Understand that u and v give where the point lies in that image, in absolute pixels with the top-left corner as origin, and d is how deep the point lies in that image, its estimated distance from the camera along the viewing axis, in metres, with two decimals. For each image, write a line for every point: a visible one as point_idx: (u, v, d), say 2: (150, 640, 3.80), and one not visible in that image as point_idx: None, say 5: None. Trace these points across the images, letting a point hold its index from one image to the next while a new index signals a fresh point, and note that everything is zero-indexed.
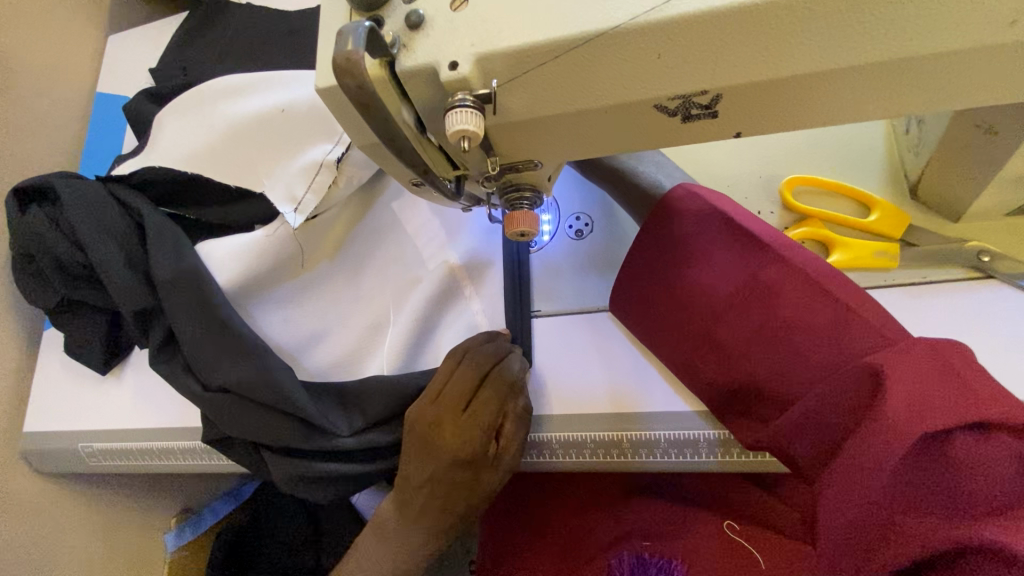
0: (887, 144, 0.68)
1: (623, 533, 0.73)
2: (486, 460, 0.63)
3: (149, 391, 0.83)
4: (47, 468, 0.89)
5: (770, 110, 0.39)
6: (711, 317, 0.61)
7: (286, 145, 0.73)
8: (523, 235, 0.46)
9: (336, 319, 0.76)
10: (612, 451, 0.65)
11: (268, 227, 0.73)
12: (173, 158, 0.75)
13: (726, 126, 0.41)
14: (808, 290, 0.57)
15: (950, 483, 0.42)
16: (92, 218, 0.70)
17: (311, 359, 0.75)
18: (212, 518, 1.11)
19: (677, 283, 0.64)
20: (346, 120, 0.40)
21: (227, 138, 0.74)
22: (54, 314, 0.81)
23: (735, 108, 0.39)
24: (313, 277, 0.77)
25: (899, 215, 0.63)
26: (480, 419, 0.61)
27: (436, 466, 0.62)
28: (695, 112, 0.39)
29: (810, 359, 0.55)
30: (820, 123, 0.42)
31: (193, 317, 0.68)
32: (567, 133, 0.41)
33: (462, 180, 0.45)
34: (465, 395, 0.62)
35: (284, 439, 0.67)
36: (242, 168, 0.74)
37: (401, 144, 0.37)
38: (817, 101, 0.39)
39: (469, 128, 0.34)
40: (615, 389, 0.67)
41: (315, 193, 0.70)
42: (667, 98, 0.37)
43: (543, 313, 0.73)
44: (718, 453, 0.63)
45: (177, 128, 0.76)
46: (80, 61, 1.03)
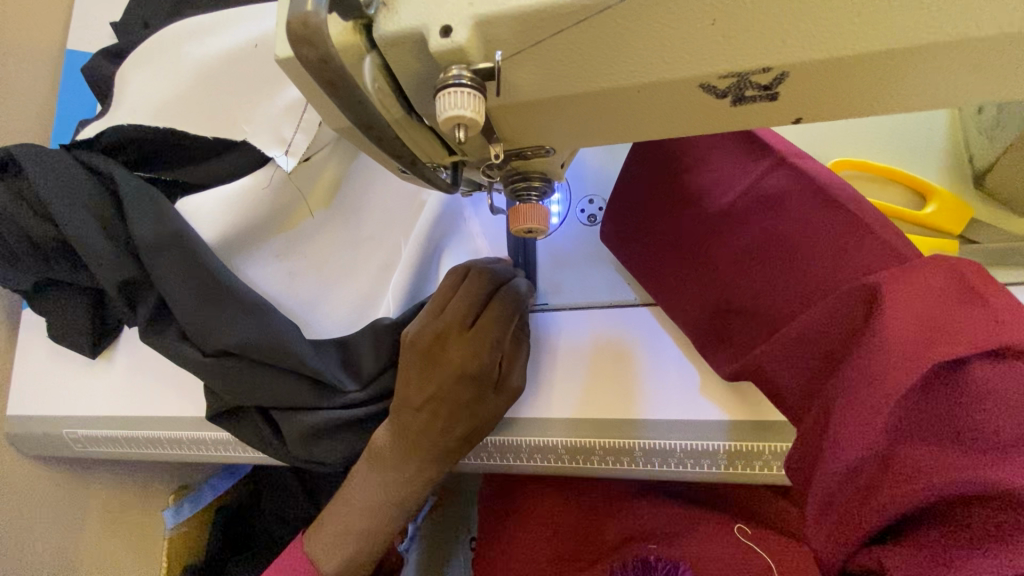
0: (949, 122, 0.61)
1: (629, 534, 0.69)
2: (492, 380, 0.58)
3: (127, 381, 0.77)
4: (31, 450, 0.86)
5: (846, 90, 0.32)
6: (705, 228, 0.58)
7: (260, 87, 0.65)
8: (530, 232, 0.40)
9: (340, 268, 0.72)
10: (622, 458, 0.59)
11: (256, 174, 0.64)
12: (142, 115, 0.67)
13: (788, 110, 0.34)
14: (810, 200, 0.54)
15: (954, 415, 0.39)
16: (60, 185, 0.62)
17: (317, 310, 0.70)
18: (211, 495, 1.09)
19: (676, 191, 0.61)
20: (317, 96, 0.34)
21: (198, 84, 0.65)
22: (32, 296, 0.73)
23: (802, 87, 0.31)
24: (306, 228, 0.70)
25: (961, 207, 0.57)
26: (489, 334, 0.56)
27: (439, 383, 0.56)
28: (749, 94, 0.32)
29: (805, 273, 0.52)
30: (902, 107, 0.34)
31: (181, 280, 0.60)
32: (586, 115, 0.34)
33: (459, 167, 0.39)
34: (469, 311, 0.57)
35: (298, 400, 0.64)
36: (216, 116, 0.66)
37: (380, 132, 0.34)
38: (905, 84, 0.32)
39: (466, 114, 0.28)
40: (626, 359, 0.62)
41: (304, 133, 0.63)
42: (717, 77, 0.30)
43: (552, 306, 0.67)
44: (719, 465, 0.57)
45: (143, 81, 0.68)
46: (48, 14, 0.93)
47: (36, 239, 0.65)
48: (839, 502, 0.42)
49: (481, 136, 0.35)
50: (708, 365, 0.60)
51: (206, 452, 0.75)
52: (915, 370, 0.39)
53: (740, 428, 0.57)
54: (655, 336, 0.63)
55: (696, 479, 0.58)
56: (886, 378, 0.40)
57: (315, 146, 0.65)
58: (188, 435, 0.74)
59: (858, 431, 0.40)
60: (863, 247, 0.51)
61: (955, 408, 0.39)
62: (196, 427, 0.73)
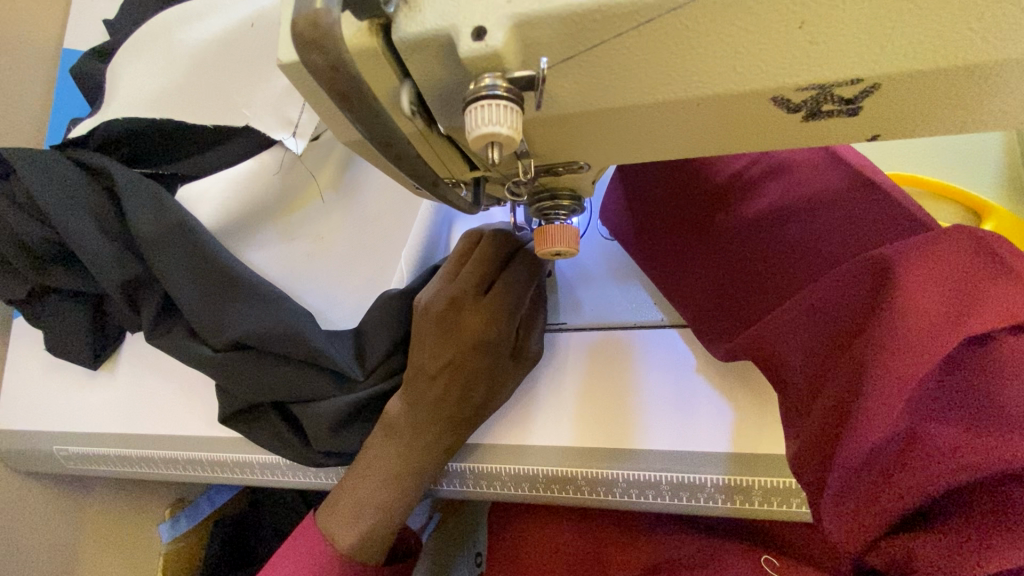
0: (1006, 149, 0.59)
1: (649, 565, 0.65)
2: (508, 348, 0.55)
3: (118, 397, 0.72)
4: (21, 466, 0.81)
5: (935, 104, 0.28)
6: (712, 201, 0.56)
7: (261, 65, 0.61)
8: (558, 255, 0.36)
9: (354, 245, 0.66)
10: (648, 492, 0.53)
11: (261, 158, 0.62)
12: (135, 107, 0.62)
13: (863, 126, 0.30)
14: (829, 169, 0.52)
15: (979, 394, 0.35)
16: (56, 184, 0.60)
17: (327, 294, 0.64)
18: (209, 507, 1.06)
19: (685, 164, 0.59)
20: (326, 105, 0.30)
21: (194, 72, 0.61)
22: (26, 308, 0.69)
23: (888, 100, 0.28)
24: (311, 211, 0.66)
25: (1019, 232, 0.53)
26: (504, 299, 0.54)
27: (455, 352, 0.53)
28: (827, 109, 0.28)
29: (817, 246, 0.49)
30: (988, 120, 0.31)
31: (185, 271, 0.57)
32: (628, 130, 0.30)
33: (480, 183, 0.36)
34: (486, 278, 0.54)
35: (314, 390, 0.58)
36: (211, 100, 0.61)
37: (401, 149, 0.29)
38: (1004, 97, 0.28)
39: (503, 132, 0.24)
40: (638, 380, 0.57)
41: (310, 113, 0.60)
42: (795, 88, 0.26)
43: (570, 326, 0.62)
44: (721, 500, 0.51)
45: (135, 71, 0.64)
46: (46, 10, 0.90)
47: (30, 243, 0.62)
48: (853, 494, 0.38)
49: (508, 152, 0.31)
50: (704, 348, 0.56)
51: (199, 474, 0.69)
52: (937, 345, 0.35)
53: (775, 462, 0.51)
54: (674, 358, 0.57)
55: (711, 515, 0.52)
56: (902, 351, 0.36)
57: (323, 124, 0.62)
58: (183, 454, 0.68)
59: (874, 414, 0.36)
60: (879, 214, 0.48)
61: (979, 386, 0.35)
62: (192, 446, 0.68)
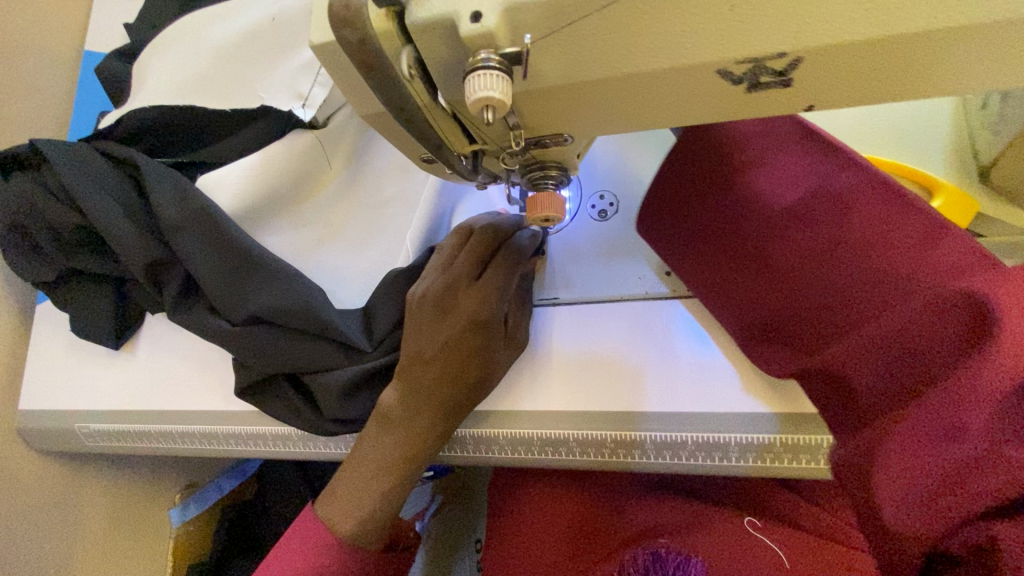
0: None
1: (638, 531, 0.67)
2: (501, 329, 0.58)
3: (138, 376, 0.77)
4: (44, 446, 0.85)
5: (857, 77, 0.33)
6: (767, 226, 0.53)
7: (277, 52, 0.70)
8: (547, 221, 0.41)
9: (362, 231, 0.71)
10: (633, 451, 0.56)
11: (266, 151, 0.66)
12: (165, 96, 0.71)
13: (798, 98, 0.35)
14: (878, 194, 0.50)
15: None
16: (85, 172, 0.66)
17: (337, 274, 0.69)
18: (216, 494, 1.12)
19: (732, 191, 0.56)
20: (349, 83, 0.35)
21: (218, 62, 0.70)
22: (55, 291, 0.74)
23: (816, 73, 0.33)
24: (321, 200, 0.71)
25: (968, 200, 0.50)
26: (493, 279, 0.57)
27: (450, 331, 0.56)
28: (764, 80, 0.33)
29: (871, 278, 0.47)
30: (906, 93, 0.36)
31: (206, 250, 0.63)
32: (602, 102, 0.35)
33: (479, 155, 0.40)
34: (476, 265, 0.57)
35: (324, 361, 0.62)
36: (235, 87, 0.71)
37: (412, 114, 0.34)
38: (913, 71, 0.33)
39: (495, 95, 0.29)
40: (632, 351, 0.59)
41: (320, 86, 0.68)
42: (735, 62, 0.31)
43: (562, 300, 0.64)
44: (751, 458, 0.53)
45: (165, 67, 0.72)
46: (70, 16, 0.95)
47: (61, 227, 0.67)
48: (912, 524, 0.34)
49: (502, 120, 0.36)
50: (753, 365, 0.55)
51: (214, 447, 0.73)
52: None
53: (752, 419, 0.53)
54: (671, 330, 0.59)
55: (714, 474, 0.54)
56: (987, 375, 0.34)
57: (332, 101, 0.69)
58: (201, 429, 0.73)
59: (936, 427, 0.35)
60: (932, 240, 0.46)
61: None
62: (208, 420, 0.72)
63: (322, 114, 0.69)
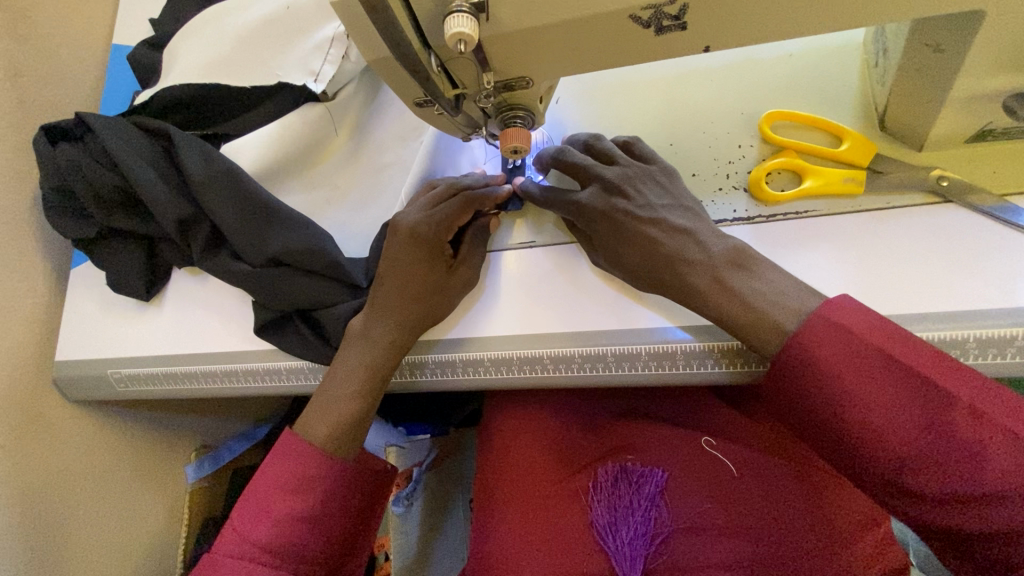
0: (861, 69, 0.64)
1: (611, 448, 0.75)
2: (440, 254, 0.68)
3: (165, 325, 0.86)
4: (78, 395, 0.94)
5: (737, 21, 0.44)
6: (845, 420, 0.47)
7: (291, 36, 0.81)
8: (516, 151, 0.51)
9: (366, 192, 0.81)
10: (597, 365, 0.65)
11: (283, 120, 0.77)
12: (190, 74, 0.81)
13: (697, 40, 0.45)
14: (943, 380, 0.44)
15: None
16: (122, 139, 0.75)
17: (342, 230, 0.79)
18: (229, 455, 1.19)
19: (817, 397, 0.48)
20: (355, 34, 0.45)
21: (238, 46, 0.81)
22: (94, 250, 0.84)
23: (703, 17, 0.43)
24: (329, 167, 0.81)
25: (867, 144, 0.60)
26: (442, 213, 0.67)
27: (396, 246, 0.67)
28: (666, 24, 0.43)
29: (992, 484, 0.41)
30: (781, 36, 0.46)
31: (229, 205, 0.73)
32: (546, 47, 0.45)
33: (461, 98, 0.50)
34: (434, 197, 0.69)
35: (331, 297, 0.73)
36: (254, 66, 0.81)
37: (405, 48, 0.43)
38: (778, 14, 0.43)
39: (465, 31, 0.39)
40: (595, 287, 0.67)
41: (330, 64, 0.78)
42: (639, 8, 0.41)
43: (539, 244, 0.72)
44: (718, 363, 0.61)
45: (190, 50, 0.83)
46: (102, 12, 1.06)
47: (102, 188, 0.77)
48: None
49: (475, 58, 0.45)
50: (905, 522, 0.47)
51: (231, 386, 0.82)
52: None
53: (696, 331, 0.62)
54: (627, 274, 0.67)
55: (676, 381, 0.63)
56: None
57: (340, 77, 0.79)
58: (222, 367, 0.82)
59: None
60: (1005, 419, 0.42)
61: None
62: (229, 359, 0.82)
63: (331, 88, 0.79)
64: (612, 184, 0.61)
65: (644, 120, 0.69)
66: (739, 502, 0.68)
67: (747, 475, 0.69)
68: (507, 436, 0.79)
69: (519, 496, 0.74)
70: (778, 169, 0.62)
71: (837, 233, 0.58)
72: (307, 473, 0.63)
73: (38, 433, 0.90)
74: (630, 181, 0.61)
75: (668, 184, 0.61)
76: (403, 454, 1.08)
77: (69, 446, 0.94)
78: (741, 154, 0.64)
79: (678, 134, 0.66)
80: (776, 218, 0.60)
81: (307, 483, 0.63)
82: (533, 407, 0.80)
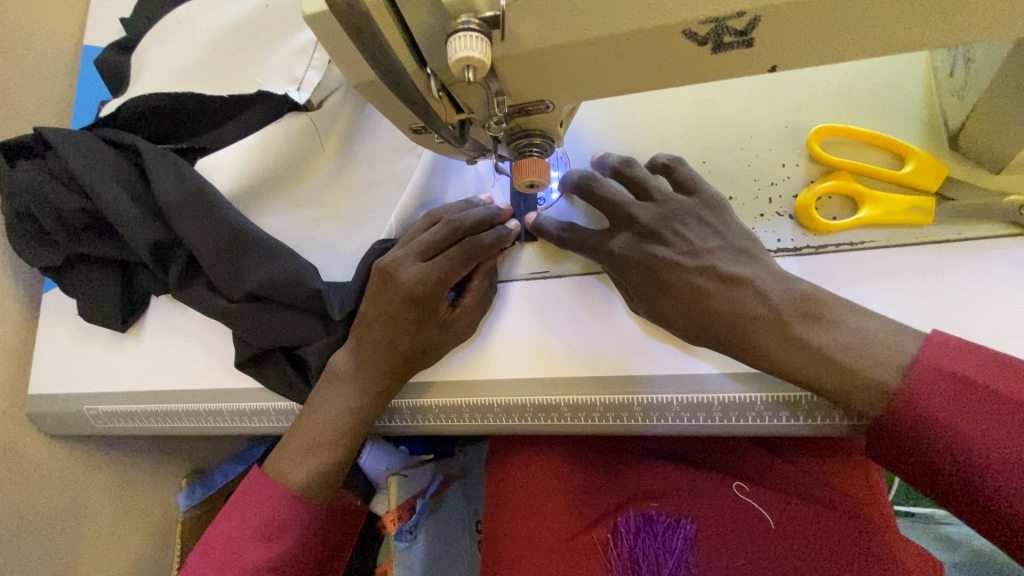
0: (927, 81, 0.58)
1: (634, 494, 0.68)
2: (435, 315, 0.61)
3: (145, 357, 0.79)
4: (57, 431, 0.86)
5: (815, 32, 0.37)
6: (973, 481, 0.42)
7: (271, 39, 0.72)
8: (532, 185, 0.46)
9: (356, 211, 0.73)
10: (620, 415, 0.58)
11: (264, 132, 0.69)
12: (160, 84, 0.73)
13: (764, 55, 0.39)
14: None
15: None
16: (85, 157, 0.68)
17: (329, 257, 0.72)
18: (222, 479, 1.05)
19: (935, 456, 0.44)
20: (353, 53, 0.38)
21: (214, 51, 0.73)
22: (62, 277, 0.77)
23: (776, 30, 0.36)
24: (315, 184, 0.73)
25: (937, 165, 0.54)
26: (437, 270, 0.59)
27: (390, 302, 0.60)
28: (727, 41, 0.37)
29: None
30: (863, 49, 0.39)
31: (206, 232, 0.65)
32: (582, 65, 0.39)
33: (466, 123, 0.44)
34: (435, 245, 0.60)
35: (306, 334, 0.67)
36: (231, 73, 0.72)
37: (399, 77, 0.38)
38: (866, 24, 0.36)
39: (474, 55, 0.33)
40: (614, 332, 0.60)
41: (315, 69, 0.69)
42: (697, 23, 0.35)
43: (552, 275, 0.64)
44: (785, 416, 0.54)
45: (160, 56, 0.74)
46: (70, 9, 0.96)
47: (66, 212, 0.70)
48: None
49: (484, 84, 0.39)
50: None
51: (216, 426, 0.75)
52: None
53: (730, 378, 0.55)
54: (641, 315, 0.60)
55: (699, 433, 0.56)
56: None
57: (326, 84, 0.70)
58: (206, 406, 0.75)
59: None
60: None
61: None
62: (213, 397, 0.75)
63: (316, 97, 0.70)
64: (648, 229, 0.55)
65: (677, 134, 0.61)
66: (778, 558, 0.60)
67: (786, 528, 0.62)
68: (519, 479, 0.73)
69: (527, 547, 0.68)
70: (829, 193, 0.56)
71: (899, 268, 0.52)
72: (282, 517, 0.59)
73: (15, 473, 0.83)
74: (668, 222, 0.55)
75: (713, 220, 0.55)
76: (405, 484, 0.98)
77: (59, 484, 0.87)
78: (787, 174, 0.58)
79: (714, 150, 0.60)
80: (829, 250, 0.54)
81: (283, 528, 0.59)
82: (546, 448, 0.73)
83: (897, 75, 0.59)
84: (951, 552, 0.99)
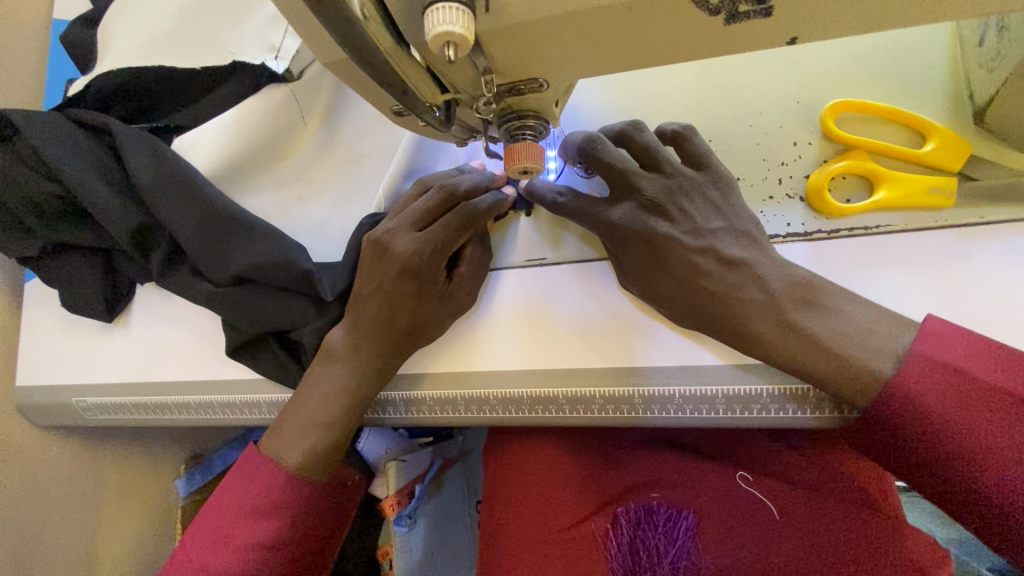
0: (951, 52, 0.54)
1: (635, 483, 0.67)
2: (434, 288, 0.58)
3: (131, 348, 0.77)
4: (47, 421, 0.84)
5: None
6: (974, 479, 0.41)
7: (243, 6, 0.68)
8: (525, 172, 0.43)
9: (343, 188, 0.69)
10: (621, 407, 0.56)
11: (241, 106, 0.65)
12: (129, 58, 0.69)
13: (781, 24, 0.35)
14: None
15: None
16: (53, 139, 0.64)
17: (315, 238, 0.68)
18: (221, 465, 1.07)
19: (935, 454, 0.42)
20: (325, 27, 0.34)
21: (185, 21, 0.69)
22: (40, 267, 0.74)
23: None
24: (299, 162, 0.70)
25: (959, 143, 0.51)
26: (433, 238, 0.56)
27: (385, 277, 0.57)
28: (743, 10, 0.34)
29: None
30: (890, 17, 0.36)
31: (186, 214, 0.62)
32: (580, 40, 0.35)
33: (453, 105, 0.41)
34: (427, 214, 0.57)
35: (296, 318, 0.64)
36: (203, 43, 0.68)
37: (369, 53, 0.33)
38: None
39: (456, 30, 0.30)
40: (612, 318, 0.58)
41: (292, 35, 0.66)
42: None
43: (550, 260, 0.62)
44: (794, 410, 0.52)
45: (128, 29, 0.70)
46: None
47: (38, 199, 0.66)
48: None
49: (471, 61, 0.36)
50: None
51: (206, 417, 0.74)
52: None
53: (735, 369, 0.53)
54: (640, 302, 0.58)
55: (702, 426, 0.54)
56: None
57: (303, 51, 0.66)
58: (196, 398, 0.73)
59: None
60: None
61: None
62: (202, 388, 0.73)
63: (295, 66, 0.66)
64: (652, 202, 0.52)
65: (681, 108, 0.57)
66: (780, 545, 0.59)
67: (790, 517, 0.61)
68: (518, 467, 0.72)
69: (524, 539, 0.67)
70: (844, 173, 0.53)
71: (917, 252, 0.49)
72: (270, 500, 0.58)
73: (8, 464, 0.81)
74: (673, 196, 0.52)
75: (718, 196, 0.52)
76: (403, 469, 0.96)
77: (55, 476, 0.86)
78: (798, 153, 0.54)
79: (720, 126, 0.56)
80: (841, 235, 0.51)
81: (270, 511, 0.58)
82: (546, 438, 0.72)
83: (919, 46, 0.55)
84: (950, 529, 0.98)
